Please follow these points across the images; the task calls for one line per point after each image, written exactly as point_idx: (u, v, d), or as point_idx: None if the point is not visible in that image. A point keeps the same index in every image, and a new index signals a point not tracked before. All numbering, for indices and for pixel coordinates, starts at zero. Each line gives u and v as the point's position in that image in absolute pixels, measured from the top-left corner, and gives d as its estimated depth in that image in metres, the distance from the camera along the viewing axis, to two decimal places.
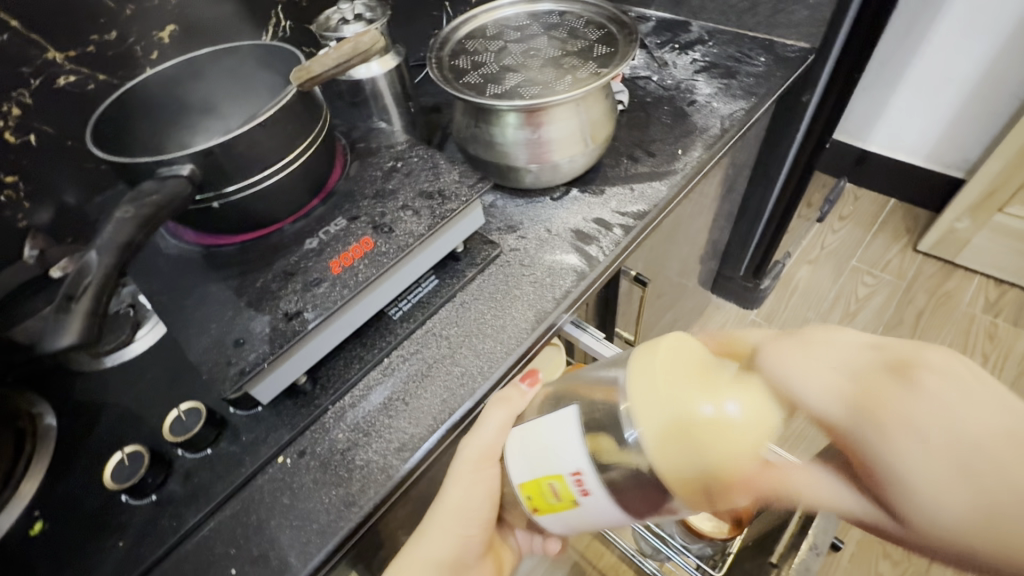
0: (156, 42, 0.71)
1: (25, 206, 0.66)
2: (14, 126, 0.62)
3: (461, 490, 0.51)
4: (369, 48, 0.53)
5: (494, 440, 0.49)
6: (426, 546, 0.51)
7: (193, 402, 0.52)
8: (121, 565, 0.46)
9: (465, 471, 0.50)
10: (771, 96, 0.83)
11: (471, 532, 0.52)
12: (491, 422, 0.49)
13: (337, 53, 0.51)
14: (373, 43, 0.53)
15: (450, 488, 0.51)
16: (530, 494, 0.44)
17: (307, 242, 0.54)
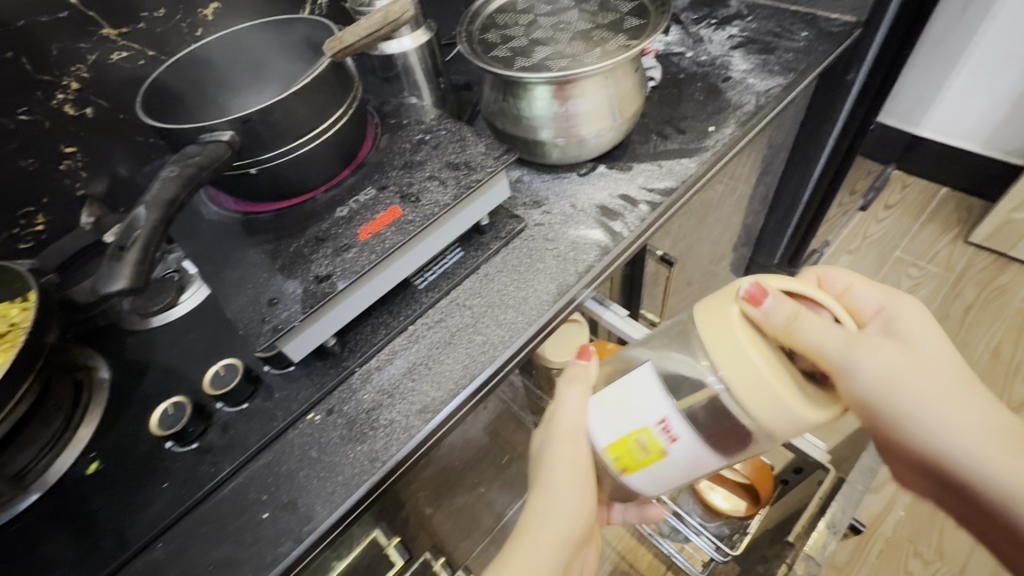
0: (201, 19, 0.74)
1: (83, 175, 0.71)
2: (73, 99, 0.67)
3: (566, 477, 0.51)
4: (399, 17, 0.53)
5: (578, 413, 0.49)
6: (551, 523, 0.52)
7: (231, 359, 0.56)
8: (166, 504, 0.50)
9: (561, 445, 0.51)
10: (811, 72, 0.80)
11: (585, 507, 0.52)
12: (570, 397, 0.50)
13: (369, 23, 0.51)
14: (402, 13, 0.54)
15: (553, 476, 0.51)
16: (617, 455, 0.45)
17: (338, 211, 0.56)
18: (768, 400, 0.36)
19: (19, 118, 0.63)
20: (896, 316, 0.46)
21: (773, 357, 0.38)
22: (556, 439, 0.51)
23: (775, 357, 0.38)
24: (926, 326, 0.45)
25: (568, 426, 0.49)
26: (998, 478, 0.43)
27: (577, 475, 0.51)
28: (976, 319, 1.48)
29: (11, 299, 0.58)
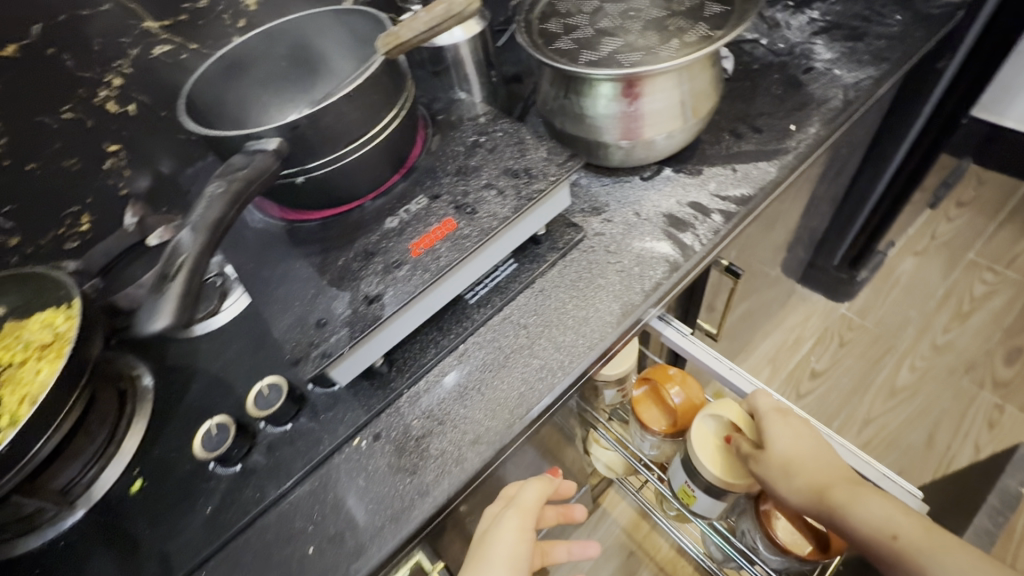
0: (243, 10, 0.71)
1: (127, 174, 0.69)
2: (116, 96, 0.64)
3: (501, 561, 0.48)
4: (464, 8, 0.47)
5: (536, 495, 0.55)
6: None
7: (275, 377, 0.53)
8: (209, 529, 0.48)
9: (518, 517, 0.52)
10: (907, 62, 0.71)
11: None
12: (532, 487, 0.56)
13: (427, 17, 0.47)
14: (468, 5, 0.47)
15: (489, 561, 0.48)
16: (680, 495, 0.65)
17: (388, 221, 0.52)
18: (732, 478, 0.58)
19: (64, 116, 0.61)
20: (774, 423, 0.56)
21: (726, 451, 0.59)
22: (500, 529, 0.51)
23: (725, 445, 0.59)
24: (790, 425, 0.55)
25: (521, 507, 0.53)
26: (861, 540, 0.45)
27: (513, 568, 0.48)
28: None
29: (57, 306, 0.57)
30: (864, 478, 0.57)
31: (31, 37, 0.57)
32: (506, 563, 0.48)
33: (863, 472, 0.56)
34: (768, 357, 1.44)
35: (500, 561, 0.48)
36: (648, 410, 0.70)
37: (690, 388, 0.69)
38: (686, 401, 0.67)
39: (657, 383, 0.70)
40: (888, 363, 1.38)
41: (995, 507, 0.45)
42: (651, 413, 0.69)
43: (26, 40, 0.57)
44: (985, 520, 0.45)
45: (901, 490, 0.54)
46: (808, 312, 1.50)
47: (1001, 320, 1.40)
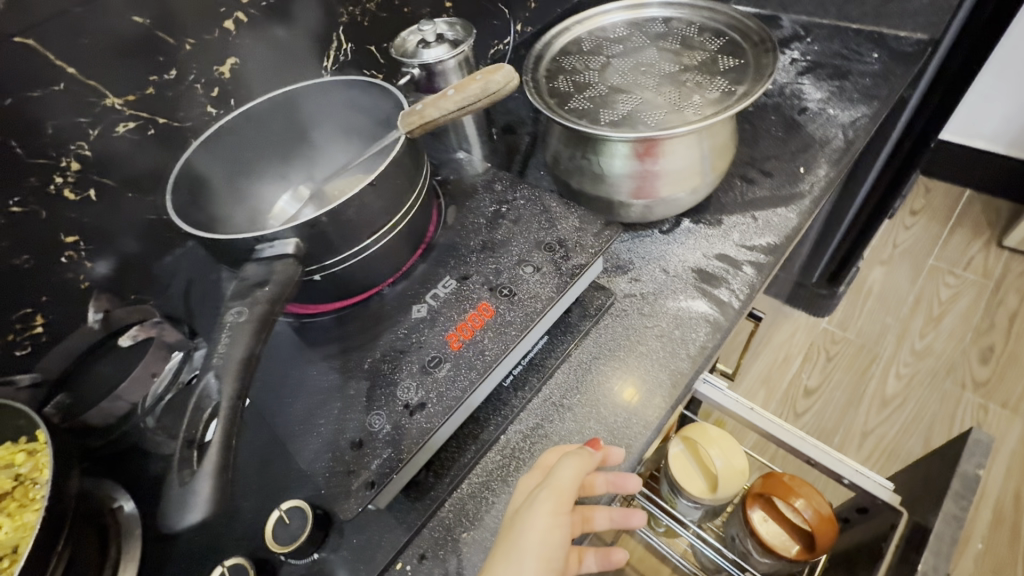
0: (217, 79, 0.64)
1: (87, 265, 0.59)
2: (74, 181, 0.56)
3: (536, 556, 0.38)
4: (501, 87, 0.44)
5: (575, 476, 0.41)
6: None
7: (294, 499, 0.46)
8: None
9: (549, 501, 0.40)
10: (894, 98, 0.73)
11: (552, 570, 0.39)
12: (569, 463, 0.42)
13: (459, 95, 0.43)
14: (504, 82, 0.44)
15: (521, 564, 0.38)
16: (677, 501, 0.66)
17: (415, 310, 0.46)
18: (688, 482, 0.64)
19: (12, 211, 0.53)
20: None
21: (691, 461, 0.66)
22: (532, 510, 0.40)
23: (690, 456, 0.66)
24: None
25: (558, 489, 0.40)
26: None
27: (548, 562, 0.39)
28: (1023, 328, 1.43)
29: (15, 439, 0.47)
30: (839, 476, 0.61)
31: None
32: (538, 560, 0.38)
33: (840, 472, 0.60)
34: (761, 377, 1.45)
35: (533, 555, 0.38)
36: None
37: None
38: None
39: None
40: (874, 373, 1.42)
41: None
42: None
43: None
44: None
45: (872, 484, 0.59)
46: (793, 328, 1.53)
47: (969, 321, 1.46)
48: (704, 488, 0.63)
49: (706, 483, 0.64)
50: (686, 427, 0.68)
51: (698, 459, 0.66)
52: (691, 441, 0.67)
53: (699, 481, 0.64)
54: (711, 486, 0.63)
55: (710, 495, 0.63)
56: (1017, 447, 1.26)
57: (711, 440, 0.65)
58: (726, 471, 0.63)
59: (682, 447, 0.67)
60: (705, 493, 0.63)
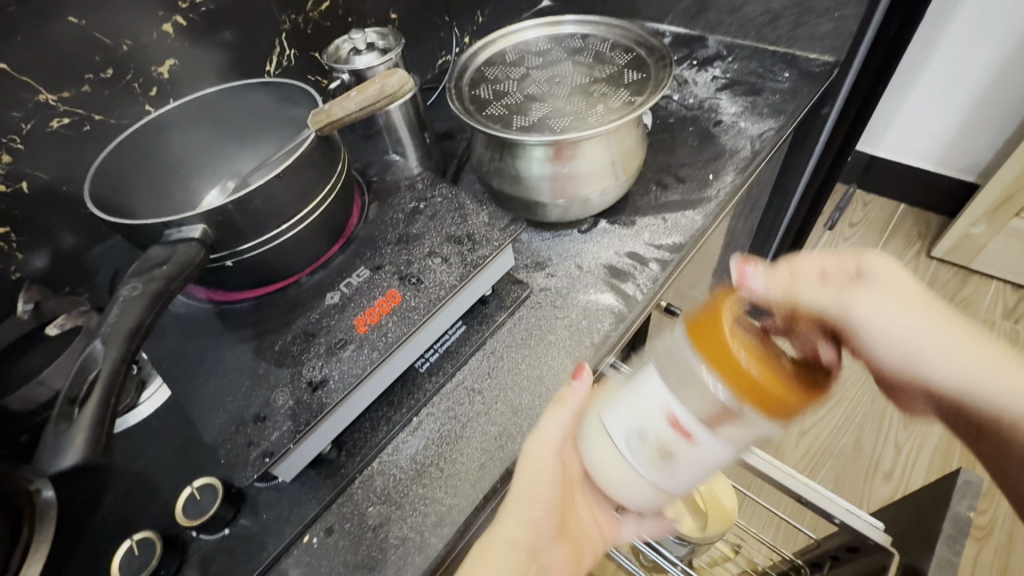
0: (156, 79, 0.67)
1: (17, 257, 0.61)
2: (5, 174, 0.58)
3: (516, 497, 0.44)
4: (397, 90, 0.50)
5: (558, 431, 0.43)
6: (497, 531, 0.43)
7: (207, 476, 0.47)
8: None
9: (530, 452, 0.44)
10: (799, 113, 0.80)
11: (539, 514, 0.45)
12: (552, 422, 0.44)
13: (360, 96, 0.48)
14: (400, 85, 0.50)
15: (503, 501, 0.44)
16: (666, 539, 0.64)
17: (328, 297, 0.49)
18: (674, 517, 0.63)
19: None
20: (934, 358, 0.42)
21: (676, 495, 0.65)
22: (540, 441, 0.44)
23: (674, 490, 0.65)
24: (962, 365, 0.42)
25: (539, 437, 0.44)
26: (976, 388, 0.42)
27: (532, 499, 0.44)
28: None
29: None
30: (828, 515, 0.54)
31: None
32: (520, 498, 0.44)
33: (828, 509, 0.54)
34: None
35: (512, 497, 0.44)
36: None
37: None
38: None
39: None
40: None
41: (949, 538, 0.47)
42: None
43: None
44: (946, 550, 0.47)
45: (863, 524, 0.53)
46: None
47: None
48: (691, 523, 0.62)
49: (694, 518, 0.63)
50: None
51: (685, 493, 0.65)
52: None
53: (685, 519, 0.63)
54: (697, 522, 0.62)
55: (698, 534, 0.61)
56: (939, 445, 1.32)
57: None
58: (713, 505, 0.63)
59: None
60: (693, 530, 0.62)
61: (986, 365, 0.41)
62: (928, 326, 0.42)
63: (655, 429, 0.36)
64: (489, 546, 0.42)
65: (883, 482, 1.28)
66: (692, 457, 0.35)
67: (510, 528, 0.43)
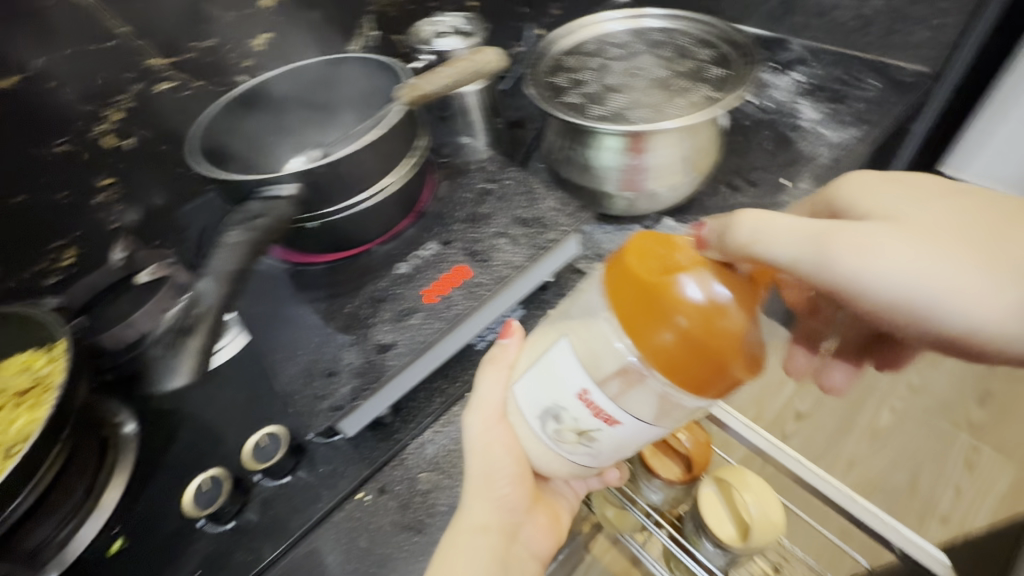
0: (251, 51, 0.71)
1: (117, 209, 0.68)
2: (115, 130, 0.64)
3: (477, 470, 0.44)
4: (483, 67, 0.52)
5: (495, 395, 0.43)
6: (471, 511, 0.44)
7: (273, 426, 0.50)
8: None
9: (480, 427, 0.43)
10: (885, 123, 0.76)
11: (505, 490, 0.45)
12: (485, 384, 0.44)
13: (450, 71, 0.50)
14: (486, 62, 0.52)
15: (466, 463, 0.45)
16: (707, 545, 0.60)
17: (397, 267, 0.51)
18: (715, 525, 0.59)
19: (57, 150, 0.61)
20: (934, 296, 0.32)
21: (722, 507, 0.60)
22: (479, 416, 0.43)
23: (720, 497, 0.61)
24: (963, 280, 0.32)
25: (483, 409, 0.43)
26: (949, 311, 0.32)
27: (489, 477, 0.44)
28: None
29: (37, 347, 0.53)
30: (887, 542, 0.52)
31: (30, 70, 0.57)
32: (481, 474, 0.44)
33: (886, 536, 0.51)
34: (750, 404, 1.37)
35: (473, 465, 0.44)
36: (657, 458, 0.65)
37: (695, 430, 0.65)
38: (696, 445, 0.64)
39: None
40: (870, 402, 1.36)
41: None
42: (662, 462, 0.64)
43: (26, 72, 0.56)
44: None
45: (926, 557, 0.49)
46: None
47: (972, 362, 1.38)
48: (731, 533, 0.58)
49: (736, 529, 0.58)
50: (721, 470, 0.63)
51: (733, 500, 0.60)
52: (724, 481, 0.61)
53: (725, 529, 0.58)
54: (734, 534, 0.58)
55: (739, 543, 0.57)
56: (1006, 493, 1.23)
57: (746, 485, 0.60)
58: (761, 519, 0.58)
59: (712, 487, 0.62)
60: (731, 540, 0.58)
61: (1010, 267, 0.31)
62: (941, 257, 0.31)
63: (574, 415, 0.36)
64: (460, 537, 0.43)
65: (939, 525, 1.20)
66: (616, 441, 0.36)
67: (478, 514, 0.44)
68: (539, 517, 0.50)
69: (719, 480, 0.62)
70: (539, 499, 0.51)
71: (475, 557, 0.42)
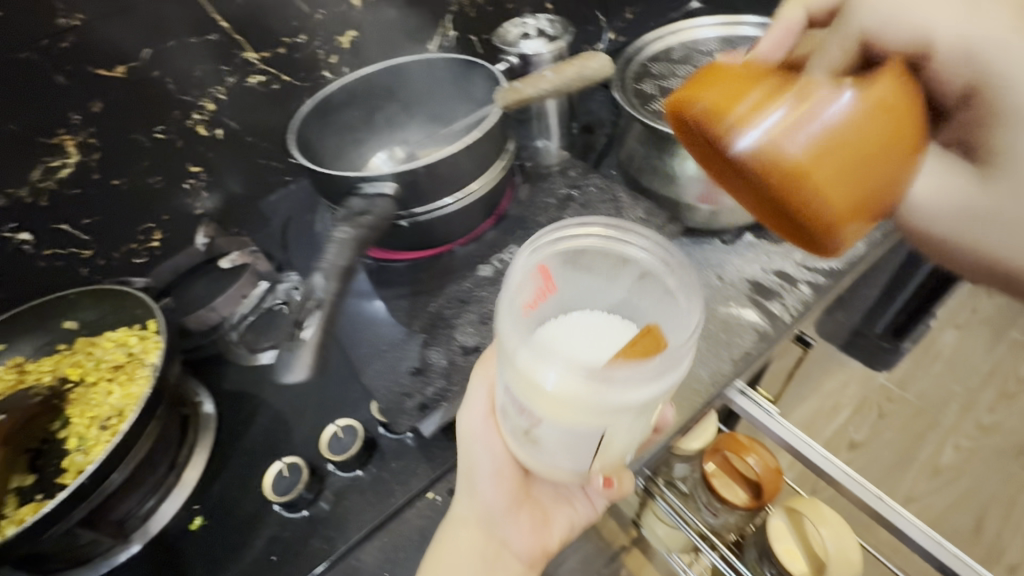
0: (336, 47, 0.72)
1: (202, 195, 0.70)
2: (208, 120, 0.66)
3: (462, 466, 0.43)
4: (593, 74, 0.50)
5: (480, 392, 0.41)
6: (462, 503, 0.44)
7: (349, 419, 0.52)
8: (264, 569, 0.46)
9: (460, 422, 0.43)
10: None
11: (489, 488, 0.42)
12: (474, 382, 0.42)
13: (556, 77, 0.49)
14: (598, 67, 0.50)
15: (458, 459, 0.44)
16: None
17: (481, 268, 0.52)
18: (785, 557, 0.56)
19: (156, 136, 0.63)
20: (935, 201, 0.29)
21: (793, 540, 0.57)
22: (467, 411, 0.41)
23: (789, 529, 0.58)
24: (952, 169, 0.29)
25: (468, 405, 0.42)
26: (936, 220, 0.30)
27: (472, 473, 0.43)
28: None
29: (131, 325, 0.56)
30: None
31: (138, 60, 0.59)
32: (463, 468, 0.43)
33: None
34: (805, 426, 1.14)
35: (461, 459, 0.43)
36: (722, 479, 0.62)
37: (763, 453, 0.62)
38: (766, 470, 0.60)
39: (728, 452, 0.63)
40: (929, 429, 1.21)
41: None
42: (727, 485, 0.61)
43: (134, 62, 0.59)
44: None
45: None
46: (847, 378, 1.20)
47: None
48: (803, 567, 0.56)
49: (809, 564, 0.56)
50: (790, 500, 0.60)
51: (806, 533, 0.58)
52: (796, 512, 0.58)
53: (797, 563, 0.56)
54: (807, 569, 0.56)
55: None
56: None
57: (822, 518, 0.58)
58: (836, 556, 0.56)
59: (781, 517, 0.59)
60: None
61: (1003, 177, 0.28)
62: (978, 183, 0.29)
63: (513, 412, 0.33)
64: (445, 532, 0.42)
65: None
66: (558, 442, 0.32)
67: (464, 510, 0.43)
68: (524, 520, 0.44)
69: (789, 511, 0.59)
70: (527, 500, 0.45)
71: (458, 550, 0.41)
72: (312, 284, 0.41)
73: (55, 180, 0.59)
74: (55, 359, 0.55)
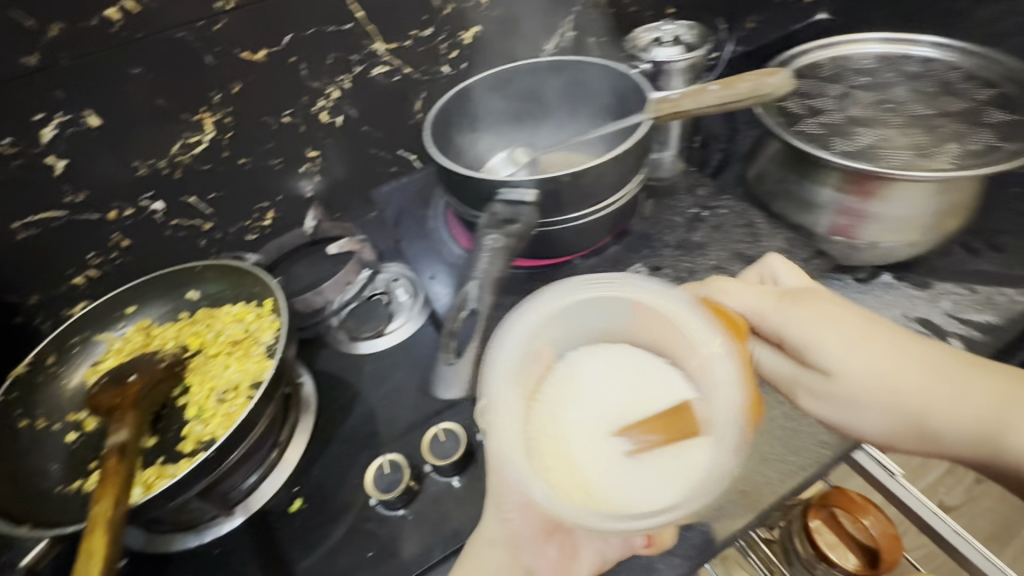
0: (459, 42, 0.71)
1: (314, 179, 0.72)
2: (331, 107, 0.67)
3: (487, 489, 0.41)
4: (767, 92, 0.49)
5: None
6: (486, 526, 0.41)
7: (450, 423, 0.51)
8: (358, 565, 0.46)
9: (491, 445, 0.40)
10: None
11: (513, 515, 0.40)
12: None
13: (728, 92, 0.48)
14: (773, 85, 0.49)
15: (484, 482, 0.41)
16: None
17: None
18: None
19: (283, 120, 0.65)
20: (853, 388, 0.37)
21: None
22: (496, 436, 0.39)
23: None
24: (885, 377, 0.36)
25: None
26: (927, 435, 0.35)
27: (497, 499, 0.40)
28: None
29: (248, 301, 0.58)
30: None
31: (279, 46, 0.61)
32: (492, 491, 0.40)
33: None
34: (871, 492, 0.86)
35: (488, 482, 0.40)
36: (830, 542, 0.56)
37: (880, 516, 0.57)
38: (883, 536, 0.55)
39: (838, 509, 0.57)
40: None
41: None
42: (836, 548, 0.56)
43: (275, 47, 0.60)
44: None
45: None
46: None
47: None
48: None
49: None
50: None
51: None
52: None
53: None
54: None
55: None
56: None
57: None
58: None
59: None
60: None
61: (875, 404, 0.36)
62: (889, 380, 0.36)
63: None
64: (471, 553, 0.41)
65: None
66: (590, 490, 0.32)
67: (490, 530, 0.41)
68: (551, 551, 0.40)
69: None
70: (557, 533, 0.41)
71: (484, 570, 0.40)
72: (467, 294, 0.44)
73: (191, 154, 0.62)
74: (179, 326, 0.58)
